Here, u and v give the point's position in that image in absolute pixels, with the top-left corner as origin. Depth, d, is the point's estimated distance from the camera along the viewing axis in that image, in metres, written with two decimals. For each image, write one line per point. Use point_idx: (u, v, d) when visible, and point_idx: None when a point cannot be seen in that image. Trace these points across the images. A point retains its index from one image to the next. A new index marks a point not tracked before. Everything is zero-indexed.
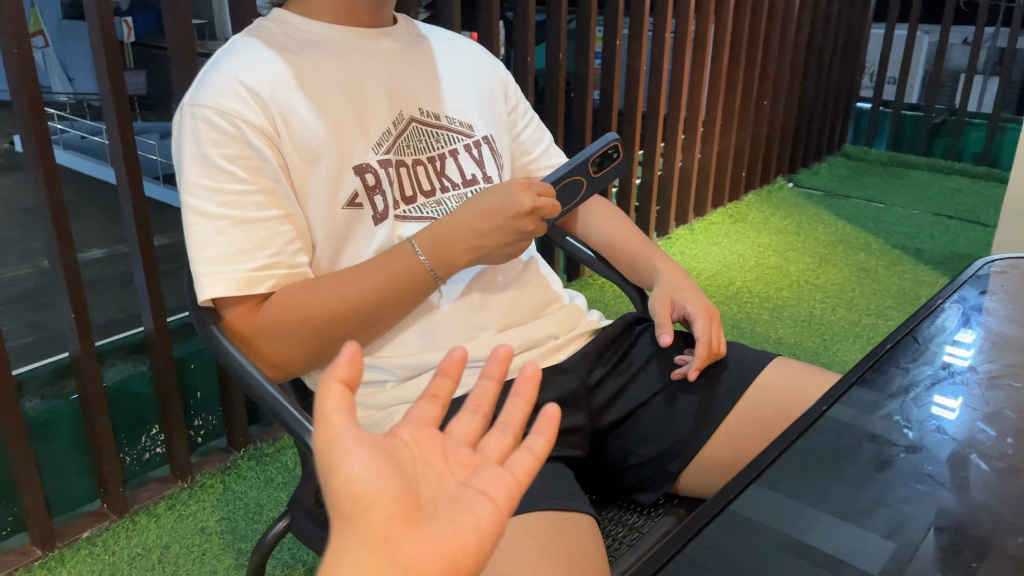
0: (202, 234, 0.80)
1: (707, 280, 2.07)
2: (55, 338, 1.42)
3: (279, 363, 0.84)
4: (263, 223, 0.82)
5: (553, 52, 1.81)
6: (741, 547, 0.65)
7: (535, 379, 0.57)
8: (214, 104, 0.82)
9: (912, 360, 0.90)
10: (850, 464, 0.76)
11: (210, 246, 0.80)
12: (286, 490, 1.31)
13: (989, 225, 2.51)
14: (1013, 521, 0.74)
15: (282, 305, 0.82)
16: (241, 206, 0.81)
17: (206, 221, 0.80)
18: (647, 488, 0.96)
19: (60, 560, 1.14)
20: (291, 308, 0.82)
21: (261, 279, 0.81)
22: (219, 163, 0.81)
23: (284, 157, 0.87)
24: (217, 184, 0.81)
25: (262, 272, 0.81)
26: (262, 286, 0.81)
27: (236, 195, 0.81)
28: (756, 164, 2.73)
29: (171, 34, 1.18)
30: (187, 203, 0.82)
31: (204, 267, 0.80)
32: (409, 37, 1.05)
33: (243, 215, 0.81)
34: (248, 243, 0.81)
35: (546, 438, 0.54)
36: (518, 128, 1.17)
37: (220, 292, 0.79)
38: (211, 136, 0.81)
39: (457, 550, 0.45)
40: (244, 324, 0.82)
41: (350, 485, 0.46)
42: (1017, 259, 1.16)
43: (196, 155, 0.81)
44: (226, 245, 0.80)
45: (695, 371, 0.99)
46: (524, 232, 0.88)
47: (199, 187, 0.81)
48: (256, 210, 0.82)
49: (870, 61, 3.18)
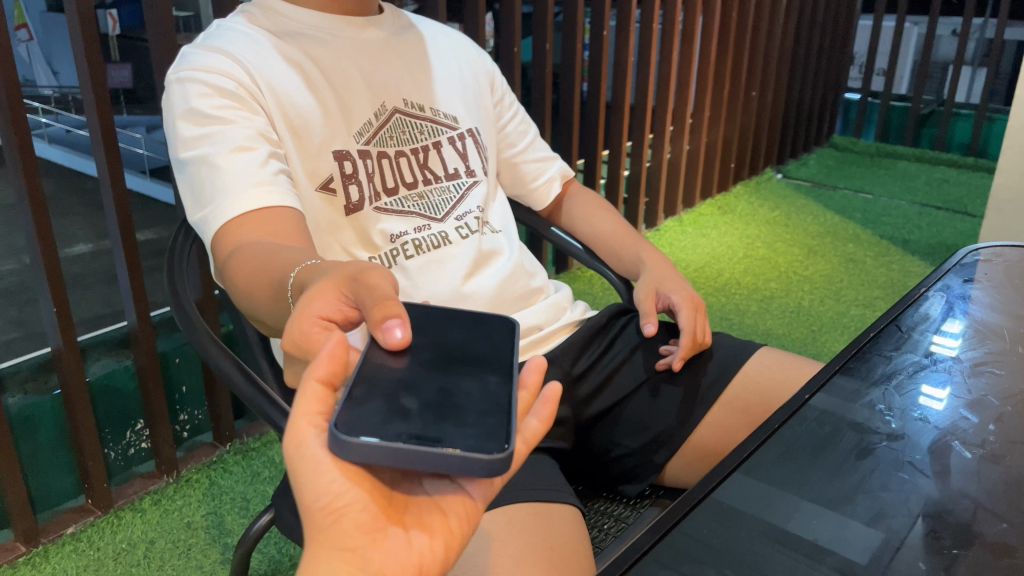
0: (195, 178, 0.77)
1: (694, 272, 2.06)
2: (38, 334, 1.41)
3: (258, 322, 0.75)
4: (259, 156, 0.78)
5: (539, 43, 1.80)
6: (720, 535, 0.65)
7: (540, 370, 0.55)
8: (199, 66, 0.82)
9: (894, 348, 0.91)
10: (830, 454, 0.77)
11: (204, 186, 0.76)
12: (271, 484, 1.30)
13: (976, 216, 2.51)
14: (994, 508, 0.73)
15: (257, 249, 0.72)
16: (232, 141, 0.77)
17: (198, 164, 0.77)
18: (632, 479, 0.96)
19: (44, 557, 1.14)
20: (259, 253, 0.71)
21: (264, 197, 0.75)
22: (209, 110, 0.79)
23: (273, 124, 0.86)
24: (207, 128, 0.78)
25: (263, 192, 0.75)
26: (267, 200, 0.75)
27: (228, 132, 0.78)
28: (745, 156, 2.73)
29: (154, 27, 1.17)
30: (181, 158, 0.79)
31: (210, 208, 0.76)
32: (396, 26, 1.04)
33: (239, 146, 0.77)
34: (246, 169, 0.76)
35: (541, 421, 0.52)
36: (503, 120, 1.16)
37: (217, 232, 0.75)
38: (198, 89, 0.80)
39: (423, 552, 0.46)
40: (223, 266, 0.74)
41: (321, 497, 0.45)
42: (1001, 248, 1.16)
43: (184, 110, 0.79)
44: (223, 176, 0.75)
45: (679, 361, 0.98)
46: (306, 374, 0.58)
47: (190, 134, 0.78)
48: (249, 144, 0.78)
49: (858, 53, 3.19)
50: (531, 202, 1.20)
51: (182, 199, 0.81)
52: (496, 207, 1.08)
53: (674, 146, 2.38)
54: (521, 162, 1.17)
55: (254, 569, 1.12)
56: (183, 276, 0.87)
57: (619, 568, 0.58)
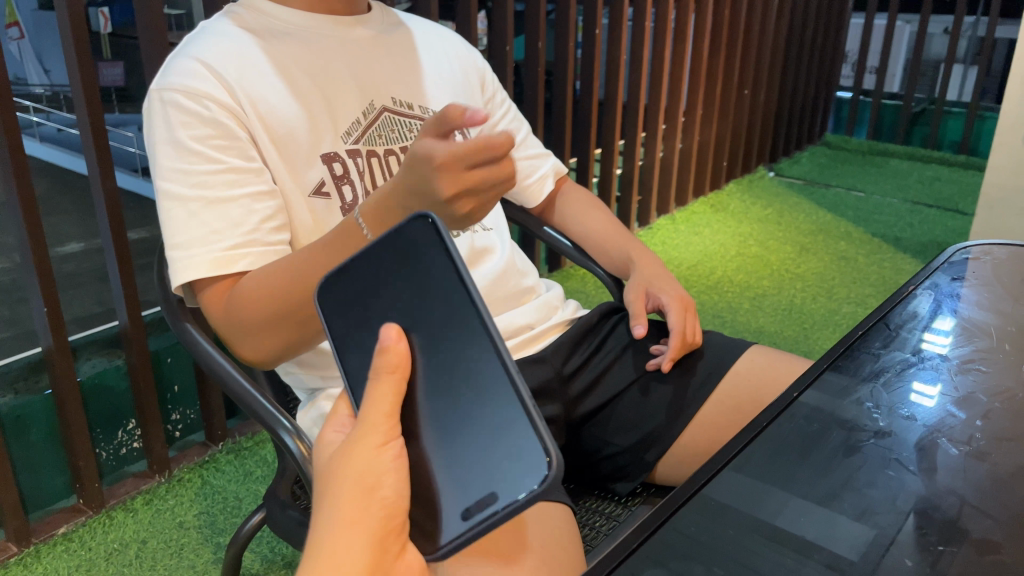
0: (173, 218, 0.78)
1: (686, 271, 2.07)
2: (29, 334, 1.40)
3: (237, 344, 0.79)
4: (236, 204, 0.79)
5: (532, 41, 1.80)
6: (711, 531, 0.66)
7: None
8: (180, 87, 0.81)
9: (882, 345, 0.92)
10: (819, 450, 0.77)
11: (183, 230, 0.78)
12: (264, 482, 1.31)
13: (966, 214, 2.53)
14: (979, 504, 0.74)
15: (246, 287, 0.76)
16: (211, 185, 0.78)
17: (174, 202, 0.78)
18: (623, 477, 0.96)
19: (36, 557, 1.14)
20: (253, 289, 0.75)
21: (236, 259, 0.77)
22: (189, 143, 0.79)
23: (259, 143, 0.86)
24: (190, 166, 0.79)
25: (236, 253, 0.77)
26: (237, 264, 0.77)
27: (205, 176, 0.78)
28: (737, 154, 2.74)
29: (144, 24, 1.16)
30: (159, 186, 0.80)
31: (179, 252, 0.77)
32: (384, 24, 1.04)
33: (216, 195, 0.78)
34: (221, 224, 0.78)
35: None
36: (494, 118, 1.16)
37: (194, 275, 0.77)
38: (182, 118, 0.80)
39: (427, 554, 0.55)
40: (211, 310, 0.79)
41: (379, 492, 0.52)
42: (989, 246, 1.17)
43: (166, 139, 0.80)
44: (200, 226, 0.77)
45: (668, 362, 0.98)
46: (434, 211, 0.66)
47: (174, 170, 0.79)
48: (226, 188, 0.79)
49: (850, 51, 3.20)
50: (524, 199, 1.20)
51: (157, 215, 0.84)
52: None
53: (666, 145, 2.39)
54: (513, 159, 1.18)
55: (248, 568, 1.12)
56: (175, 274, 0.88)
57: (605, 568, 0.58)
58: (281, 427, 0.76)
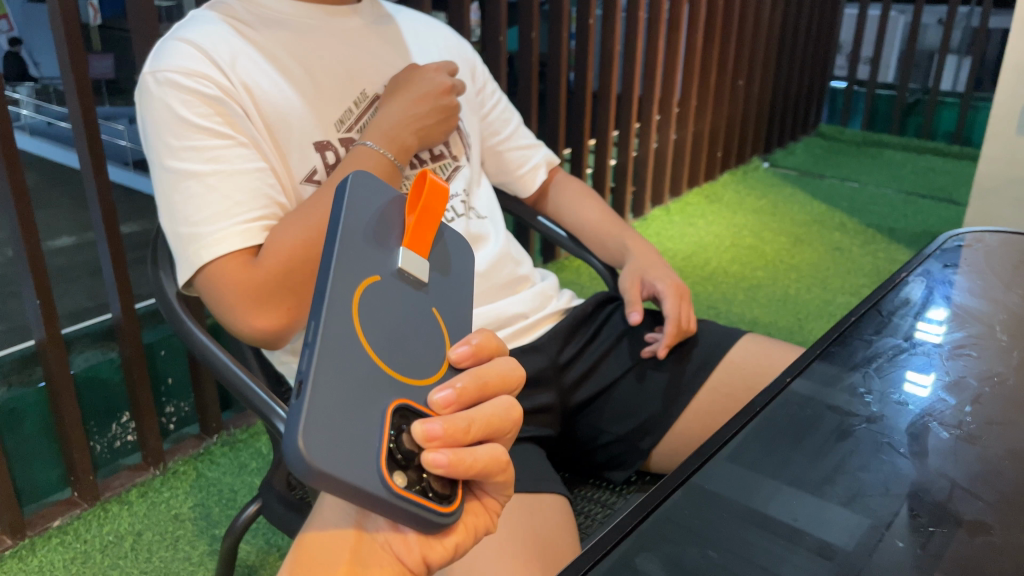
0: (185, 196, 0.79)
1: (681, 261, 2.07)
2: (22, 328, 1.38)
3: (248, 315, 0.78)
4: (245, 179, 0.80)
5: (525, 31, 1.79)
6: (702, 517, 0.66)
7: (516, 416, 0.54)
8: (182, 69, 0.81)
9: (875, 332, 0.94)
10: (812, 436, 0.78)
11: (196, 206, 0.79)
12: (258, 476, 1.31)
13: (960, 204, 2.53)
14: (970, 487, 0.73)
15: (274, 248, 0.77)
16: (226, 159, 0.80)
17: (185, 178, 0.79)
18: (618, 466, 0.97)
19: (31, 550, 1.13)
20: (284, 250, 0.77)
21: (256, 234, 0.79)
22: (195, 120, 0.80)
23: (256, 127, 0.86)
24: (200, 142, 0.80)
25: (248, 229, 0.79)
26: (261, 235, 0.79)
27: (218, 150, 0.80)
28: (731, 145, 2.75)
29: (135, 13, 1.15)
30: (164, 166, 0.80)
31: (193, 229, 0.78)
32: (375, 15, 1.04)
33: (231, 167, 0.80)
34: (242, 195, 0.80)
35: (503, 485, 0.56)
36: (486, 108, 1.16)
37: (224, 249, 0.77)
38: (184, 97, 0.80)
39: (432, 542, 0.53)
40: (228, 284, 0.77)
41: (328, 515, 0.58)
42: (983, 234, 1.17)
43: (168, 119, 0.80)
44: (220, 199, 0.79)
45: (664, 349, 0.99)
46: (444, 109, 0.95)
47: (180, 149, 0.79)
48: (241, 161, 0.81)
49: (844, 41, 3.21)
50: (518, 189, 1.20)
51: (156, 199, 0.83)
52: (482, 194, 1.07)
53: (660, 135, 2.39)
54: (505, 150, 1.17)
55: (243, 557, 1.12)
56: (170, 264, 0.87)
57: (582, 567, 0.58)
58: (277, 416, 0.75)
